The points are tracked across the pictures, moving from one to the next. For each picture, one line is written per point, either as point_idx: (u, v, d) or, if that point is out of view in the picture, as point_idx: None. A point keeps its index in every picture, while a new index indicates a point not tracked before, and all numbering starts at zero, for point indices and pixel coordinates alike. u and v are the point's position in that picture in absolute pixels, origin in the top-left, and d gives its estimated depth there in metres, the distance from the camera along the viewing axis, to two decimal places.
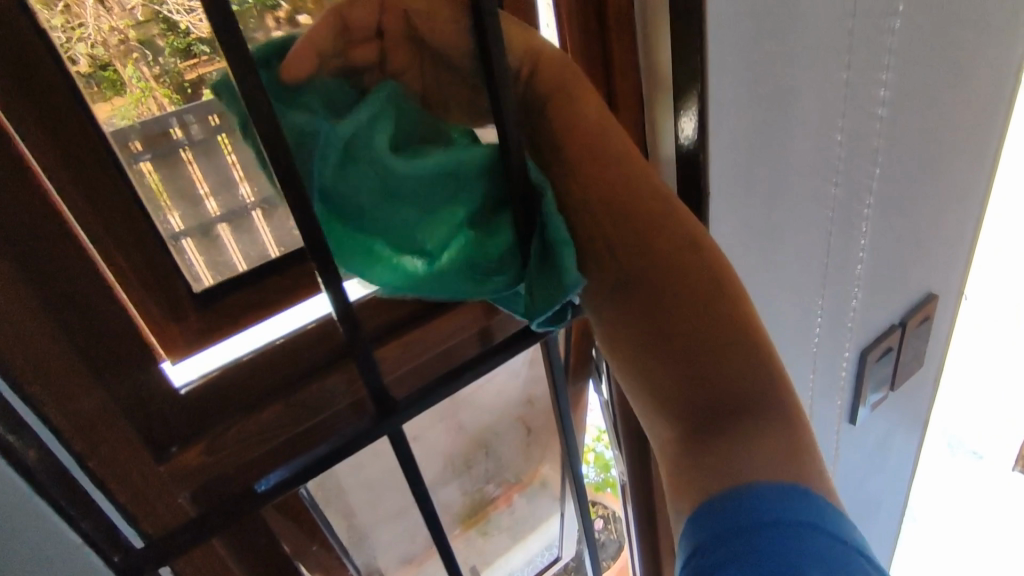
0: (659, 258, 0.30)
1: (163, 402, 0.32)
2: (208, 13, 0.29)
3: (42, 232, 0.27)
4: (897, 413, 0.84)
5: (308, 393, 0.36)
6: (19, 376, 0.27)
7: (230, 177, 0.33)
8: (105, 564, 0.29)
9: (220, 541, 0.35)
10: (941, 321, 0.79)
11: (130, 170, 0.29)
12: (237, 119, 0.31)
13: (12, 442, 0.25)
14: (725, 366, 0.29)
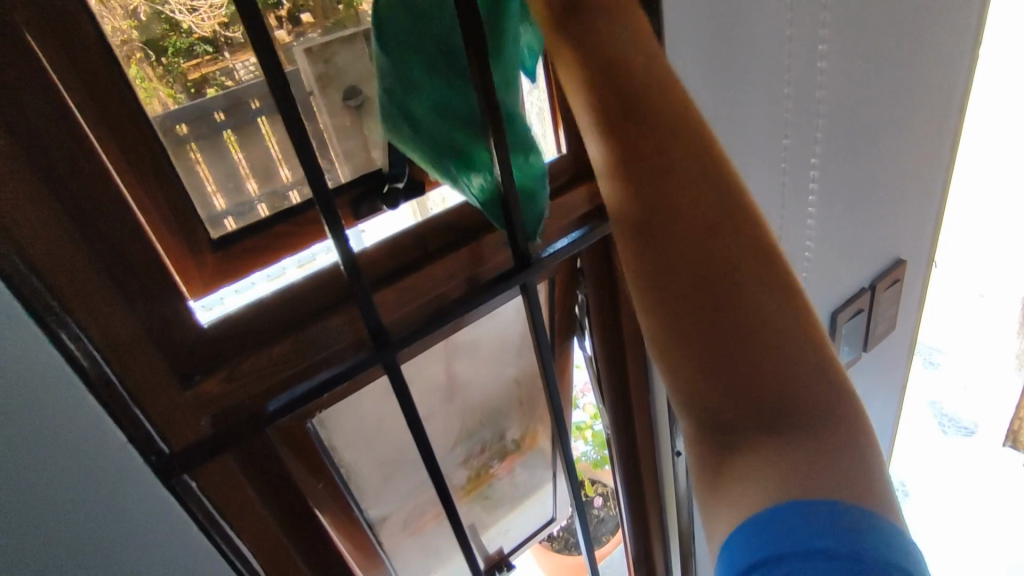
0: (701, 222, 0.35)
1: (187, 332, 0.37)
2: (208, 12, 0.36)
3: (86, 178, 0.32)
4: (872, 377, 0.88)
5: (311, 330, 0.41)
6: (67, 302, 0.31)
7: (236, 170, 0.39)
8: (145, 462, 0.33)
9: (234, 459, 0.40)
10: (912, 287, 0.83)
11: (155, 135, 0.35)
12: (244, 112, 0.38)
13: (71, 347, 0.30)
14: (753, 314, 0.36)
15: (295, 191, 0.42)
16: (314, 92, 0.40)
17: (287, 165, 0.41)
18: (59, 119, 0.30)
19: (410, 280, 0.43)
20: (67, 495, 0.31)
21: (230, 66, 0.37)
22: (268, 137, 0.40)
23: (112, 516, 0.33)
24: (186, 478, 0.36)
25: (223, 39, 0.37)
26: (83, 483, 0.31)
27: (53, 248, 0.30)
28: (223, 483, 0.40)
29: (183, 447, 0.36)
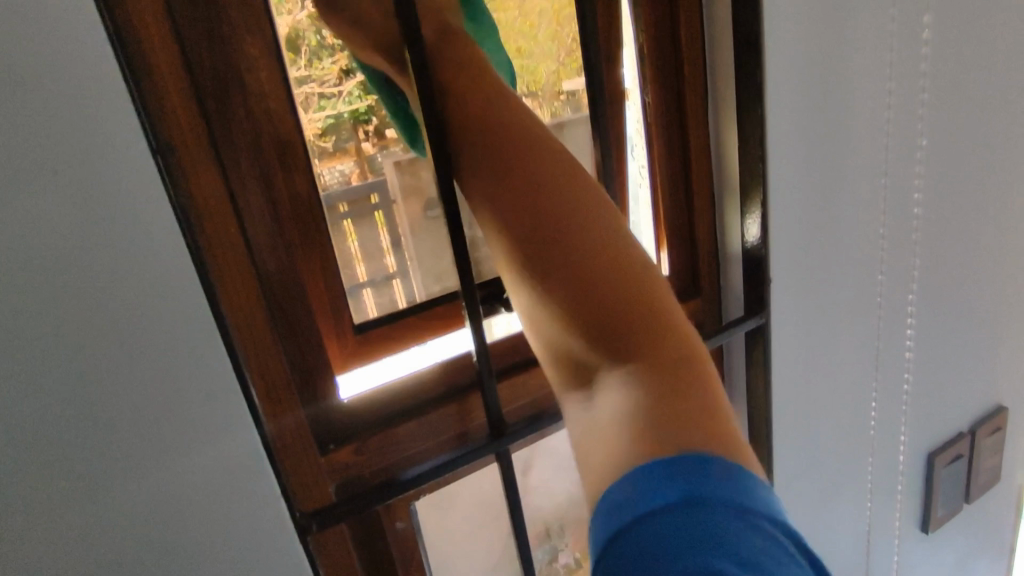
0: (550, 196, 0.32)
1: (329, 403, 0.42)
2: (306, 123, 0.41)
3: (282, 264, 0.39)
4: (975, 533, 0.82)
5: (433, 416, 0.45)
6: (252, 369, 0.37)
7: (324, 269, 0.43)
8: (290, 517, 0.37)
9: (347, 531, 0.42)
10: (1016, 436, 0.79)
11: (312, 229, 0.42)
12: (334, 214, 0.43)
13: (255, 403, 0.36)
14: (582, 241, 0.31)
15: (367, 290, 0.45)
16: (398, 201, 0.46)
17: (364, 264, 0.45)
18: (270, 217, 0.39)
19: (526, 377, 0.47)
20: (226, 541, 0.35)
21: (318, 170, 0.42)
22: (351, 237, 0.44)
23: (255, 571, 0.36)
24: (313, 541, 0.39)
25: (315, 148, 0.41)
26: (240, 530, 0.35)
27: (248, 321, 0.37)
28: (335, 552, 0.42)
29: (316, 507, 0.40)
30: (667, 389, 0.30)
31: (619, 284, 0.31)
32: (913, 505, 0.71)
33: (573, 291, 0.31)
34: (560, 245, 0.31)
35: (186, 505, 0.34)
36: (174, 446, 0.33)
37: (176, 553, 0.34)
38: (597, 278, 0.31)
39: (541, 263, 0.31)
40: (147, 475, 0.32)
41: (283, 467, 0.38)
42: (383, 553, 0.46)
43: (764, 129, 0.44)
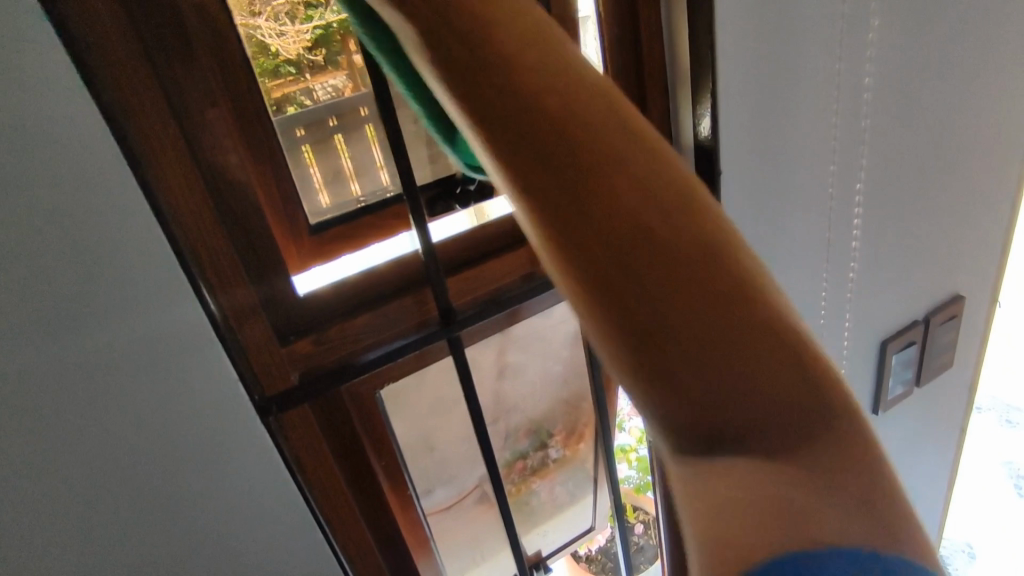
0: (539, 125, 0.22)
1: (287, 299, 0.44)
2: (294, 37, 0.41)
3: (230, 168, 0.40)
4: (926, 414, 0.87)
5: (389, 308, 0.47)
6: (203, 266, 0.39)
7: (310, 183, 0.45)
8: (251, 398, 0.41)
9: (311, 412, 0.46)
10: (971, 323, 0.82)
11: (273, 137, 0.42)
12: (321, 129, 0.44)
13: (209, 300, 0.39)
14: (591, 184, 0.21)
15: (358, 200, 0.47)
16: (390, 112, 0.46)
17: (355, 177, 0.47)
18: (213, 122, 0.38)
19: (479, 270, 0.49)
20: (194, 427, 0.39)
21: (310, 86, 0.43)
22: (341, 152, 0.45)
23: (225, 450, 0.41)
24: (278, 420, 0.44)
25: (305, 62, 0.42)
26: (205, 416, 0.39)
27: (197, 224, 0.38)
28: (302, 431, 0.45)
29: (278, 391, 0.43)
30: (762, 424, 0.22)
31: (618, 238, 0.21)
32: (863, 389, 0.75)
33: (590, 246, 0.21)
34: (593, 213, 0.21)
35: (151, 398, 0.37)
36: (130, 344, 0.35)
37: (150, 442, 0.38)
38: (607, 208, 0.21)
39: (575, 232, 0.21)
40: (110, 372, 0.35)
41: (244, 356, 0.41)
42: (351, 436, 0.51)
43: (709, 14, 0.43)
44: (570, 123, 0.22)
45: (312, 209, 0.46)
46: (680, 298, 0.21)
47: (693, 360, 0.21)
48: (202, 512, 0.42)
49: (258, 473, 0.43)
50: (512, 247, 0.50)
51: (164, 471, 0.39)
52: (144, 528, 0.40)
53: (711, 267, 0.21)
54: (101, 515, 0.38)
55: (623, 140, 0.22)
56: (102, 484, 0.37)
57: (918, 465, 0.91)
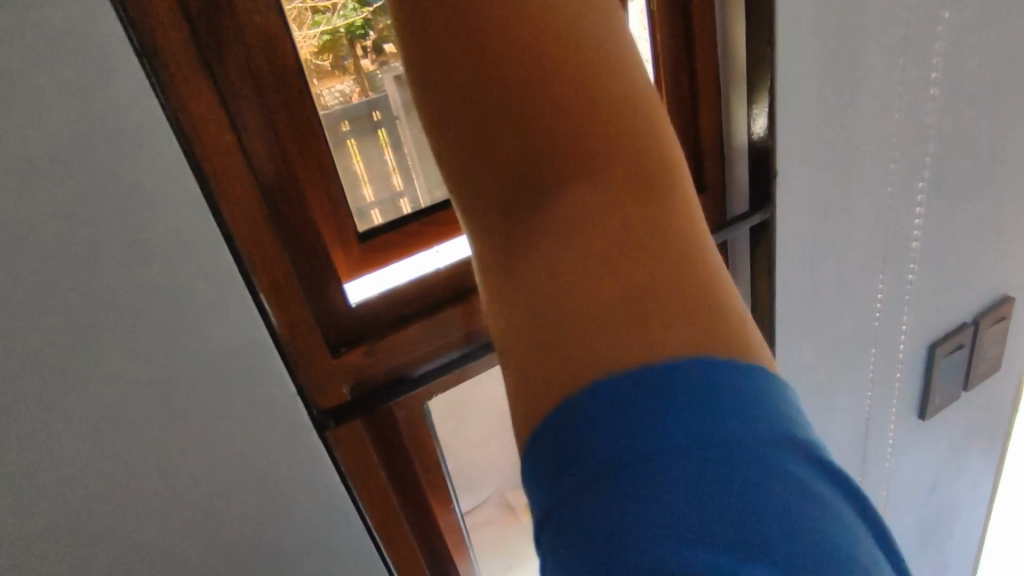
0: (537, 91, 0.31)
1: (339, 310, 0.43)
2: (303, 42, 0.39)
3: (282, 177, 0.39)
4: (971, 421, 0.85)
5: (439, 319, 0.46)
6: (259, 276, 0.38)
7: (334, 193, 0.43)
8: (307, 413, 0.41)
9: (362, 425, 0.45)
10: (1022, 328, 0.79)
11: (325, 145, 0.41)
12: (334, 136, 0.42)
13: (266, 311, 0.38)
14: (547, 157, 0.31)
15: (377, 211, 0.46)
16: (401, 117, 0.45)
17: (370, 186, 0.45)
18: (266, 130, 0.38)
19: None
20: (248, 425, 0.39)
21: (320, 93, 0.40)
22: (356, 160, 0.44)
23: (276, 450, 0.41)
24: (332, 434, 0.43)
25: (313, 67, 0.40)
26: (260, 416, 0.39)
27: (255, 235, 0.37)
28: (354, 446, 0.45)
29: (332, 405, 0.43)
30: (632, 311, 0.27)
31: (573, 127, 0.31)
32: (911, 394, 0.73)
33: (529, 168, 0.31)
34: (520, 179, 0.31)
35: (211, 394, 0.38)
36: (190, 342, 0.36)
37: (208, 437, 0.39)
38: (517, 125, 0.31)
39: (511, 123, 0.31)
40: (173, 368, 0.36)
41: (298, 371, 0.41)
42: (398, 445, 0.50)
43: (770, 10, 0.42)
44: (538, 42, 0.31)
45: (359, 215, 0.45)
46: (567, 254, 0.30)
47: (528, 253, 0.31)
48: (253, 509, 0.42)
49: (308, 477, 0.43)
50: None
51: (220, 467, 0.40)
52: (199, 521, 0.41)
53: (605, 253, 0.29)
54: (159, 506, 0.39)
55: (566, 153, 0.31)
56: (162, 477, 0.38)
57: (961, 473, 0.89)
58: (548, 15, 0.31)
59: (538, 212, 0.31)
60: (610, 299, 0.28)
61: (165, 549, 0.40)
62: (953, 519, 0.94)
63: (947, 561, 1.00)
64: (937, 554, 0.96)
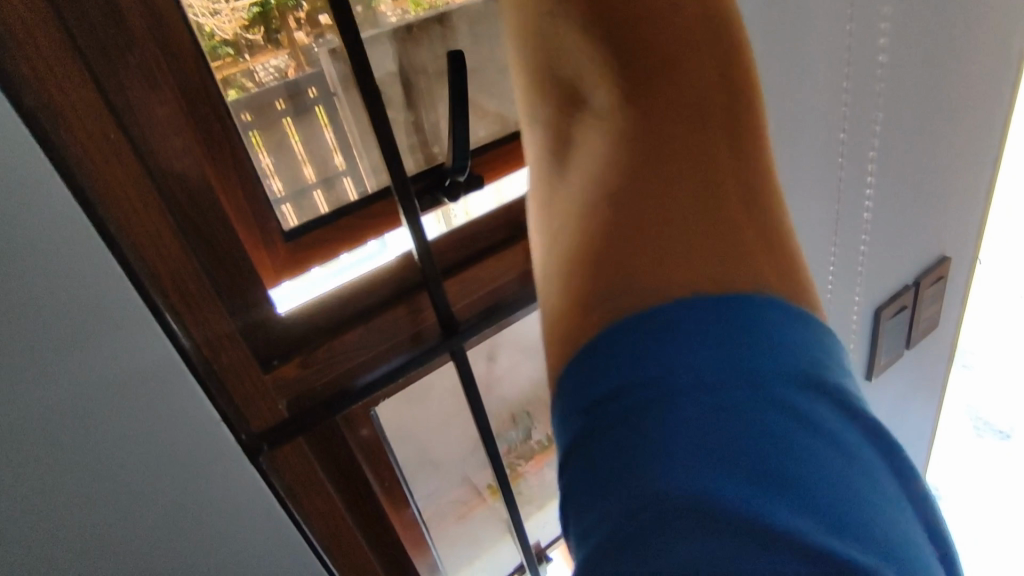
0: (702, 181, 0.39)
1: (266, 319, 0.39)
2: (230, 15, 0.35)
3: (190, 182, 0.34)
4: (912, 376, 0.88)
5: (382, 321, 0.42)
6: (163, 282, 0.33)
7: (262, 170, 0.39)
8: (233, 440, 0.37)
9: (303, 441, 0.41)
10: (955, 284, 0.82)
11: (235, 128, 0.37)
12: (266, 115, 0.38)
13: (172, 327, 0.34)
14: (715, 215, 0.38)
15: (319, 193, 0.42)
16: (338, 93, 0.41)
17: (310, 166, 0.41)
18: (167, 131, 0.32)
19: (476, 273, 0.45)
20: (179, 463, 0.36)
21: (250, 68, 0.37)
22: (292, 138, 0.40)
23: (215, 487, 0.37)
24: (269, 458, 0.39)
25: (243, 43, 0.36)
26: (191, 453, 0.36)
27: (158, 249, 0.32)
28: (294, 463, 0.41)
29: (266, 427, 0.39)
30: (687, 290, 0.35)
31: (727, 235, 0.37)
32: (858, 357, 0.74)
33: (702, 197, 0.39)
34: (704, 238, 0.37)
35: (133, 434, 0.34)
36: (100, 380, 0.32)
37: (133, 481, 0.35)
38: (706, 203, 0.39)
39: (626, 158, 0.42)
40: (81, 412, 0.32)
41: (224, 395, 0.36)
42: (348, 458, 0.46)
43: None
44: (730, 201, 0.39)
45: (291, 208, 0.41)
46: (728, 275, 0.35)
47: (673, 261, 0.36)
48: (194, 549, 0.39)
49: (254, 510, 0.39)
50: (509, 243, 0.46)
51: (151, 511, 0.36)
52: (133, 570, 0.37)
53: (742, 273, 0.36)
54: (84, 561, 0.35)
55: (735, 202, 0.39)
56: (82, 530, 0.35)
57: (902, 426, 0.93)
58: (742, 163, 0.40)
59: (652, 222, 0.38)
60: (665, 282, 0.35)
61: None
62: None
63: None
64: None
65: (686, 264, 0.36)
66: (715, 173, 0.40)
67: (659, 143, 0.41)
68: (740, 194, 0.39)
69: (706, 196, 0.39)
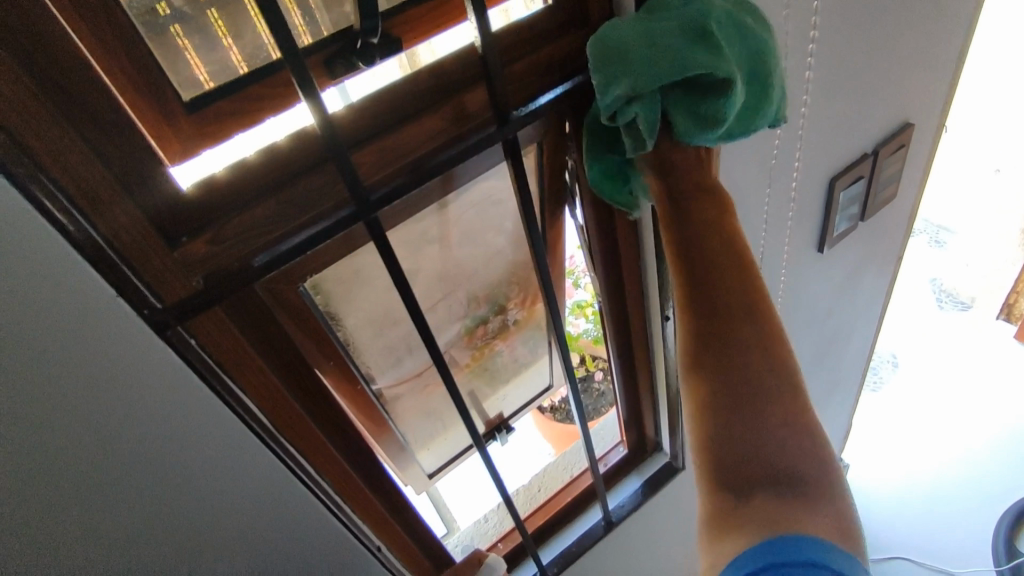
0: (736, 288, 0.43)
1: (163, 192, 0.37)
2: None
3: (48, 45, 0.30)
4: (866, 248, 0.89)
5: (293, 191, 0.41)
6: (25, 138, 0.31)
7: (225, 56, 0.39)
8: (138, 317, 0.36)
9: (222, 310, 0.42)
10: (918, 150, 0.80)
11: None
12: None
13: (50, 208, 0.31)
14: (748, 384, 0.42)
15: (274, 80, 0.41)
16: None
17: (278, 46, 0.41)
18: None
19: (390, 142, 0.43)
20: (101, 359, 0.35)
21: None
22: (255, 17, 0.39)
23: (143, 377, 0.37)
24: (183, 333, 0.39)
25: None
26: (110, 345, 0.35)
27: (19, 115, 0.30)
28: (214, 332, 0.41)
29: (175, 299, 0.38)
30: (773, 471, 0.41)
31: (745, 320, 0.43)
32: (810, 228, 0.74)
33: (739, 391, 0.42)
34: (743, 373, 0.42)
35: (35, 336, 0.32)
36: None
37: (50, 385, 0.34)
38: (739, 365, 0.42)
39: (726, 383, 0.42)
40: None
41: (120, 275, 0.35)
42: (279, 333, 0.47)
43: None
44: (735, 329, 0.42)
45: (212, 74, 0.39)
46: (743, 403, 0.42)
47: (725, 391, 0.42)
48: (138, 445, 0.39)
49: (186, 394, 0.40)
50: (428, 110, 0.44)
51: (77, 414, 0.36)
52: (79, 474, 0.37)
53: (757, 309, 0.43)
54: (23, 472, 0.35)
55: (744, 306, 0.43)
56: (13, 442, 0.34)
57: (855, 297, 0.95)
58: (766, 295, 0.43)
59: (756, 395, 0.42)
60: (752, 425, 0.41)
61: (47, 514, 0.37)
62: (847, 338, 1.02)
63: (839, 374, 1.11)
64: (832, 368, 1.06)
65: (765, 480, 0.41)
66: (716, 311, 0.43)
67: (721, 408, 0.42)
68: (736, 343, 0.42)
69: (719, 343, 0.43)
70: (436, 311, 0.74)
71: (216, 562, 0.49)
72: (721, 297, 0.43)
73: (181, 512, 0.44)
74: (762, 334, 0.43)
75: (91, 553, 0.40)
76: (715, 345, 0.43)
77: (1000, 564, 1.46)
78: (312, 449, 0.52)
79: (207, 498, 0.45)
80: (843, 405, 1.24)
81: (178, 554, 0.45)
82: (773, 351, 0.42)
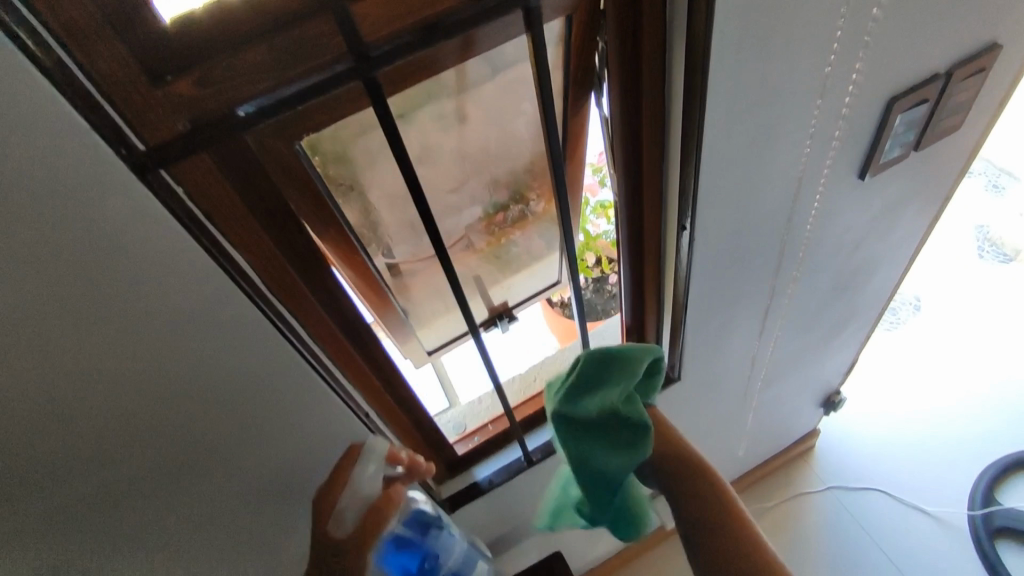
0: (687, 490, 0.60)
1: (147, 27, 0.33)
2: None
3: None
4: (913, 182, 0.82)
5: (287, 38, 0.37)
6: None
7: None
8: (116, 155, 0.35)
9: (211, 157, 0.40)
10: (996, 80, 0.72)
11: None
12: None
13: (17, 32, 0.29)
14: (697, 508, 0.59)
15: None
16: None
17: None
18: None
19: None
20: (83, 203, 0.35)
21: None
22: None
23: (127, 222, 0.37)
24: (168, 177, 0.38)
25: None
26: (90, 185, 0.34)
27: None
28: (201, 178, 0.40)
29: (159, 138, 0.37)
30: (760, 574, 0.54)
31: (737, 530, 0.56)
32: (854, 151, 0.68)
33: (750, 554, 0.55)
34: (737, 546, 0.55)
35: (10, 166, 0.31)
36: None
37: (28, 216, 0.33)
38: (734, 540, 0.56)
39: (690, 531, 0.58)
40: None
41: (101, 112, 0.33)
42: (271, 187, 0.46)
43: None
44: (715, 508, 0.58)
45: None
46: (743, 534, 0.56)
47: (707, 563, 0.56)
48: (132, 287, 0.39)
49: (172, 242, 0.39)
50: None
51: (59, 249, 0.35)
52: (72, 306, 0.38)
53: (737, 528, 0.57)
54: (14, 303, 0.36)
55: (726, 515, 0.58)
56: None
57: (888, 234, 0.90)
58: (741, 519, 0.57)
59: (695, 536, 0.58)
60: (744, 554, 0.55)
61: (37, 342, 0.38)
62: (870, 274, 0.98)
63: (854, 310, 1.08)
64: (850, 302, 1.03)
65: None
66: (708, 520, 0.58)
67: (725, 557, 0.55)
68: (713, 509, 0.58)
69: (719, 515, 0.58)
70: (450, 197, 0.71)
71: (211, 411, 0.51)
72: (704, 523, 0.58)
73: (177, 358, 0.45)
74: (723, 514, 0.58)
75: (88, 386, 0.42)
76: (722, 522, 0.57)
77: (974, 509, 1.51)
78: (305, 314, 0.53)
79: (200, 351, 0.46)
80: (853, 342, 1.22)
81: (171, 397, 0.47)
82: (731, 520, 0.57)
